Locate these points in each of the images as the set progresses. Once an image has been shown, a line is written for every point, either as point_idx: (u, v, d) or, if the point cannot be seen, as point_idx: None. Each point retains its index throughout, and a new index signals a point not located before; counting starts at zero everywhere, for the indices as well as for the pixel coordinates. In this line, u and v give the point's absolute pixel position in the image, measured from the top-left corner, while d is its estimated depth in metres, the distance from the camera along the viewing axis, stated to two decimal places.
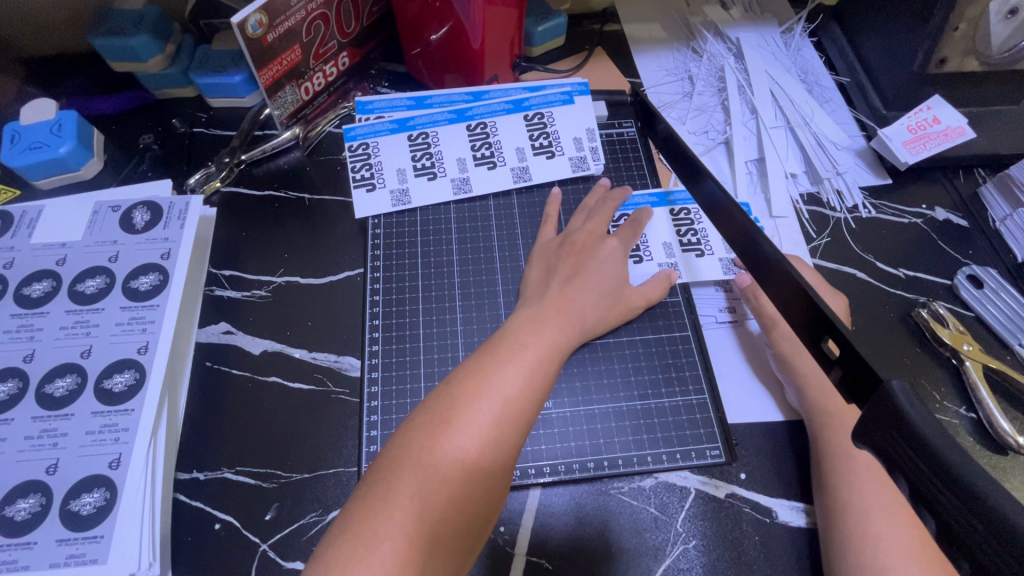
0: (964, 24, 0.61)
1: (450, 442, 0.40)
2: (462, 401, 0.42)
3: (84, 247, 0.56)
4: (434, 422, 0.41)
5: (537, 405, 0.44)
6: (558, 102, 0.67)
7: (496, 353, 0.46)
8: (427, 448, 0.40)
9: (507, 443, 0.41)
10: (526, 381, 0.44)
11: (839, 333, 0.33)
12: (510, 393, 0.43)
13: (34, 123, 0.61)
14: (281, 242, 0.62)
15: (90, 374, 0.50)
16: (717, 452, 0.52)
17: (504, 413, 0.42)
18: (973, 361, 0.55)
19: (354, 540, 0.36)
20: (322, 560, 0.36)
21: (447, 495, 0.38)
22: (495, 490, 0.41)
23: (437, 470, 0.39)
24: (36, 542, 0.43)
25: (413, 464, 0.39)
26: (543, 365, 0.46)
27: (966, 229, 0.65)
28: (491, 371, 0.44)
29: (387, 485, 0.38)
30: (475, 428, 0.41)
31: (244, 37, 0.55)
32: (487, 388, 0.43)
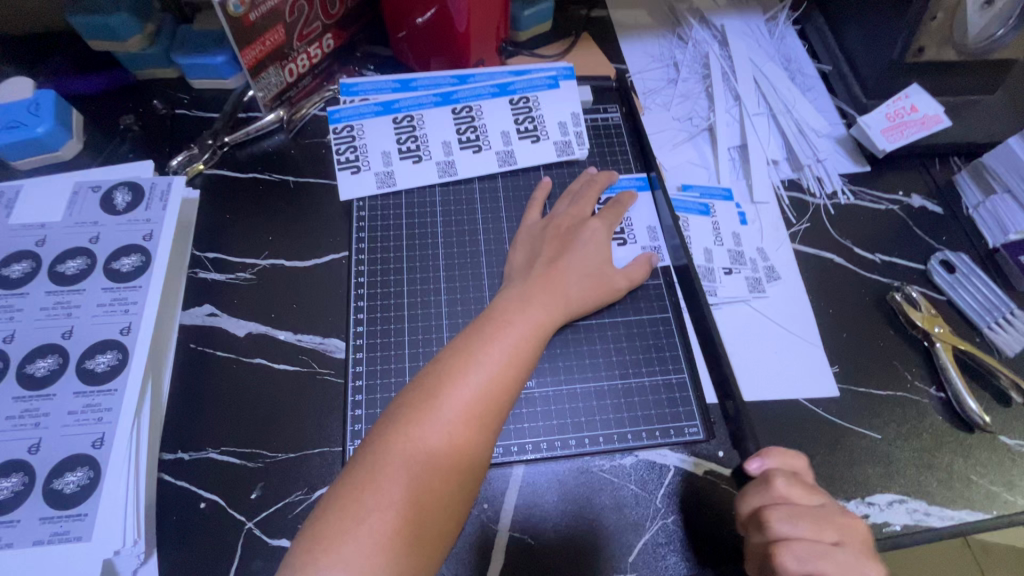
0: (942, 14, 0.62)
1: (436, 418, 0.41)
2: (448, 378, 0.43)
3: (64, 227, 0.55)
4: (420, 398, 0.42)
5: (520, 380, 0.45)
6: (544, 87, 0.67)
7: (482, 331, 0.47)
8: (413, 424, 0.40)
9: (491, 418, 0.42)
10: (511, 357, 0.45)
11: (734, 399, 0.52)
12: (496, 371, 0.44)
13: (10, 103, 0.59)
14: (266, 224, 0.62)
15: (72, 354, 0.49)
16: (695, 429, 0.53)
17: (489, 389, 0.43)
18: (943, 343, 0.57)
19: (343, 512, 0.37)
20: (312, 533, 0.37)
21: (433, 471, 0.39)
22: (481, 464, 0.42)
23: (423, 444, 0.40)
24: (19, 520, 0.43)
25: (400, 439, 0.40)
26: (527, 341, 0.47)
27: (940, 216, 0.67)
28: (477, 348, 0.45)
29: (375, 459, 0.39)
30: (462, 403, 0.42)
31: (226, 16, 0.54)
32: (472, 364, 0.44)
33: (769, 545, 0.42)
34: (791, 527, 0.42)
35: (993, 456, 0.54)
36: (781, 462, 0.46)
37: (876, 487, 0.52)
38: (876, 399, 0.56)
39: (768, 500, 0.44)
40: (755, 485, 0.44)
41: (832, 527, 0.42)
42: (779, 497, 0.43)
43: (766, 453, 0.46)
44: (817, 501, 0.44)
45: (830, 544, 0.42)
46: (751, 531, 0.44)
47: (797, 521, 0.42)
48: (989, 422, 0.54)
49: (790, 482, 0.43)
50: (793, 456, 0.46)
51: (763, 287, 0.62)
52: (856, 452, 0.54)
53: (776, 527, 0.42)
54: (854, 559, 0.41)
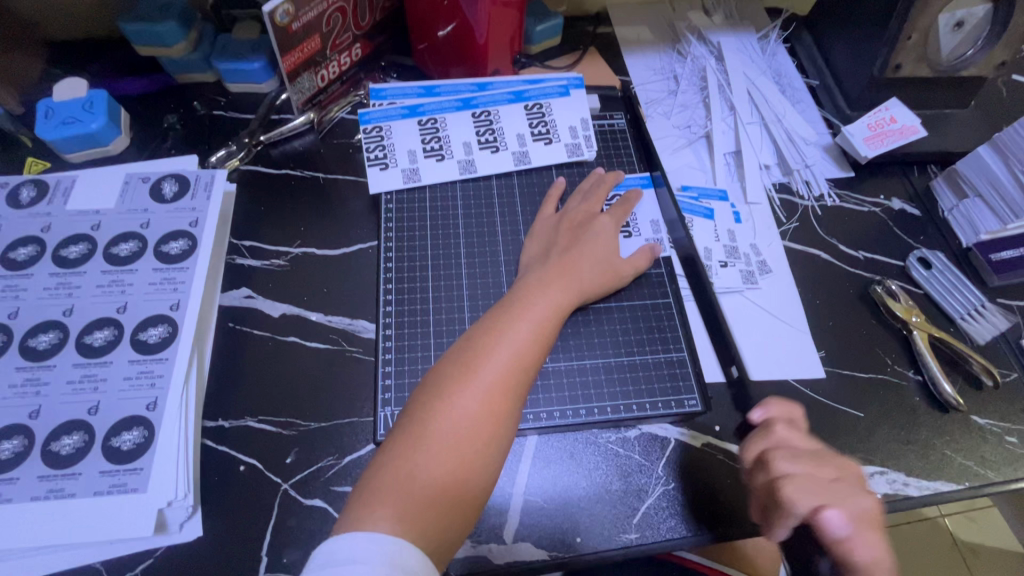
0: (916, 35, 0.68)
1: (473, 387, 0.46)
2: (481, 353, 0.48)
3: (117, 214, 0.60)
4: (457, 370, 0.47)
5: (543, 355, 0.50)
6: (555, 94, 0.73)
7: (508, 312, 0.52)
8: (454, 393, 0.46)
9: (519, 388, 0.47)
10: (535, 335, 0.50)
11: (737, 364, 0.60)
12: (523, 346, 0.49)
13: (67, 101, 0.65)
14: (297, 216, 0.68)
15: (126, 327, 0.54)
16: (694, 402, 0.58)
17: (517, 360, 0.48)
18: (920, 331, 0.63)
19: (395, 471, 0.42)
20: (368, 489, 0.42)
21: (473, 433, 0.44)
22: (512, 429, 0.47)
23: (461, 412, 0.45)
24: (81, 473, 0.47)
25: (441, 408, 0.45)
26: (548, 321, 0.52)
27: (918, 217, 0.73)
28: (505, 325, 0.50)
29: (421, 425, 0.44)
30: (494, 373, 0.47)
31: (272, 25, 0.60)
32: (502, 341, 0.49)
33: (774, 481, 0.48)
34: (793, 466, 0.48)
35: (966, 434, 0.59)
36: (779, 412, 0.54)
37: (858, 459, 0.57)
38: (859, 381, 0.62)
39: (769, 444, 0.51)
40: (756, 434, 0.52)
41: (831, 465, 0.48)
42: (778, 441, 0.51)
43: (766, 406, 0.54)
44: (814, 446, 0.51)
45: (829, 479, 0.47)
46: (755, 472, 0.50)
47: (797, 459, 0.48)
48: (962, 403, 0.59)
49: (788, 428, 0.52)
50: (789, 407, 0.55)
51: (756, 279, 0.67)
52: (841, 428, 0.59)
53: (779, 465, 0.48)
54: (852, 490, 0.47)
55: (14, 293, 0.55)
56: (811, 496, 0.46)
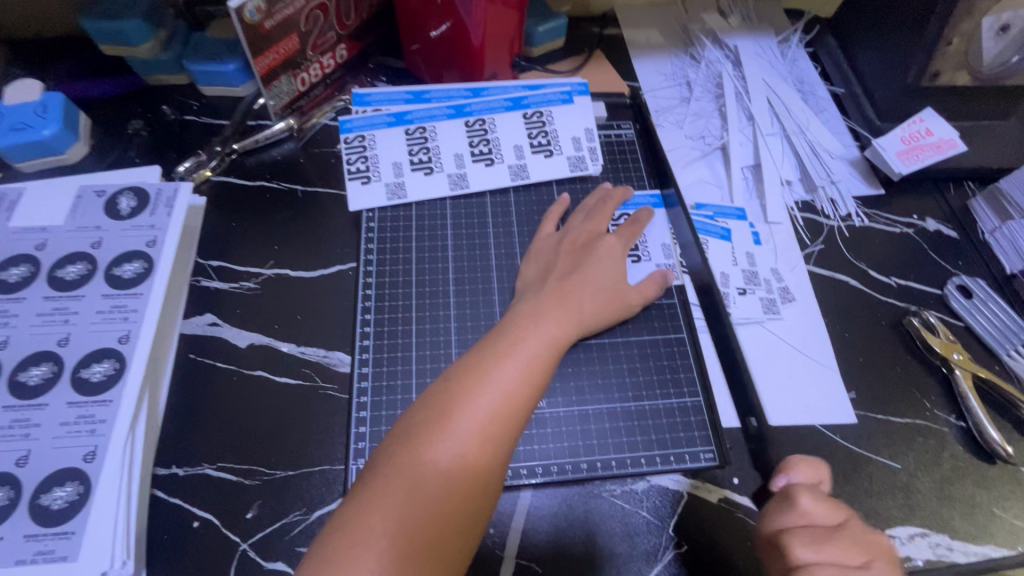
0: (959, 40, 0.62)
1: (451, 432, 0.39)
2: (462, 397, 0.41)
3: (67, 231, 0.54)
4: (434, 412, 0.41)
5: (534, 399, 0.44)
6: (558, 101, 0.67)
7: (495, 348, 0.45)
8: (426, 444, 0.39)
9: (505, 438, 0.41)
10: (525, 375, 0.44)
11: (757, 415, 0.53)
12: (513, 385, 0.43)
13: (18, 104, 0.59)
14: (271, 234, 0.61)
15: (67, 363, 0.47)
16: (711, 454, 0.51)
17: (503, 404, 0.41)
18: (963, 370, 0.56)
19: (349, 537, 0.36)
20: (322, 551, 0.36)
21: (447, 492, 0.38)
22: (495, 487, 0.40)
23: (433, 468, 0.38)
24: (2, 537, 0.41)
25: (409, 461, 0.38)
26: (541, 358, 0.45)
27: (955, 240, 0.66)
28: (492, 360, 0.44)
29: (384, 481, 0.38)
30: (477, 417, 0.40)
31: (241, 23, 0.54)
32: (485, 382, 0.42)
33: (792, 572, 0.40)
34: (815, 552, 0.40)
35: (1016, 490, 0.52)
36: (807, 476, 0.45)
37: (895, 518, 0.50)
38: (894, 427, 0.55)
39: (793, 520, 0.42)
40: (778, 504, 0.43)
41: (858, 547, 0.40)
42: (804, 516, 0.42)
43: (790, 469, 0.46)
44: (841, 519, 0.42)
45: (858, 567, 0.39)
46: (772, 557, 0.42)
47: (821, 545, 0.40)
48: (1012, 454, 0.53)
49: (815, 498, 0.42)
50: (817, 469, 0.46)
51: (778, 309, 0.60)
52: (874, 482, 0.52)
53: (799, 552, 0.40)
54: None
55: None
56: None
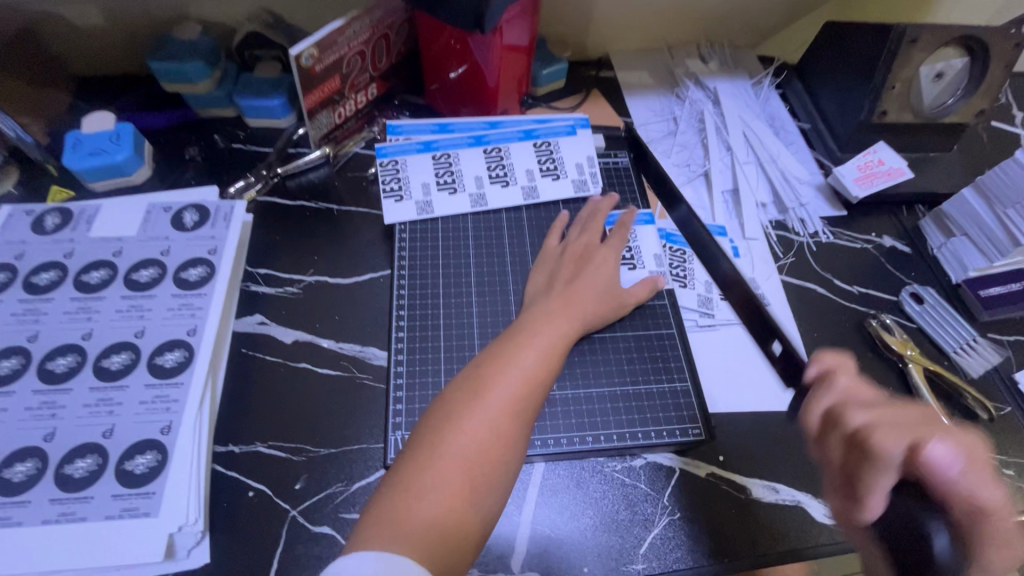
0: (900, 84, 0.74)
1: (473, 424, 0.46)
2: (491, 379, 0.49)
3: (139, 241, 0.62)
4: (457, 408, 0.47)
5: (550, 383, 0.52)
6: (563, 134, 0.77)
7: (516, 341, 0.53)
8: (464, 417, 0.47)
9: (527, 414, 0.49)
10: (542, 362, 0.52)
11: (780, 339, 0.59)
12: (524, 382, 0.50)
13: (95, 132, 0.68)
14: (312, 246, 0.70)
15: (143, 351, 0.55)
16: (698, 431, 0.58)
17: (526, 386, 0.49)
18: (915, 363, 0.64)
19: (405, 493, 0.43)
20: (383, 504, 0.43)
21: (483, 456, 0.45)
22: (520, 454, 0.48)
23: (471, 437, 0.46)
24: (93, 496, 0.48)
25: (451, 431, 0.46)
26: (554, 350, 0.54)
27: (908, 255, 0.76)
28: (511, 355, 0.51)
29: (431, 448, 0.45)
30: (506, 395, 0.48)
31: (297, 67, 0.64)
32: (510, 368, 0.50)
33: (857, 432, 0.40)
34: (867, 416, 0.40)
35: None
36: (837, 363, 0.49)
37: None
38: None
39: (836, 398, 0.44)
40: (822, 391, 0.45)
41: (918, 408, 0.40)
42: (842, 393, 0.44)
43: (821, 359, 0.50)
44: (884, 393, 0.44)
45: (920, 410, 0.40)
46: (828, 432, 0.42)
47: (882, 419, 0.39)
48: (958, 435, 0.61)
49: (853, 377, 0.46)
50: (847, 359, 0.49)
51: (755, 313, 0.69)
52: None
53: (854, 419, 0.40)
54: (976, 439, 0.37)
55: (35, 316, 0.56)
56: (900, 436, 0.37)
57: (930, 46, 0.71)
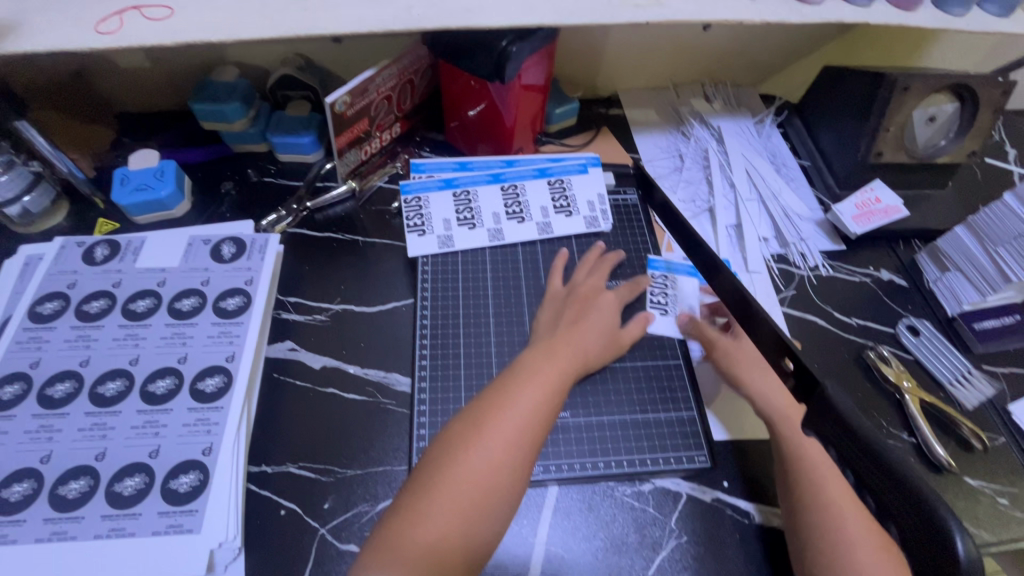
0: (894, 127, 0.78)
1: (473, 463, 0.49)
2: (490, 414, 0.53)
3: (181, 272, 0.67)
4: (458, 446, 0.51)
5: (548, 418, 0.55)
6: (575, 172, 0.82)
7: (516, 378, 0.57)
8: (462, 450, 0.50)
9: (525, 447, 0.52)
10: (540, 398, 0.55)
11: (794, 353, 0.47)
12: (525, 424, 0.53)
13: (141, 170, 0.73)
14: (338, 276, 0.74)
15: (186, 377, 0.59)
16: (703, 458, 0.62)
17: (523, 421, 0.53)
18: (912, 396, 0.67)
19: (405, 520, 0.47)
20: (386, 530, 0.47)
21: (479, 487, 0.49)
22: (517, 485, 0.51)
23: (468, 468, 0.49)
24: (140, 513, 0.52)
25: (450, 463, 0.50)
26: (553, 386, 0.57)
27: (905, 288, 0.80)
28: (511, 392, 0.55)
29: (430, 478, 0.49)
30: (503, 430, 0.52)
31: (332, 113, 0.69)
32: (509, 403, 0.54)
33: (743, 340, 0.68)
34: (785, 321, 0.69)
35: (960, 495, 0.63)
36: None
37: None
38: None
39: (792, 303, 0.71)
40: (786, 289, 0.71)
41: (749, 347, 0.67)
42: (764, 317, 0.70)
43: None
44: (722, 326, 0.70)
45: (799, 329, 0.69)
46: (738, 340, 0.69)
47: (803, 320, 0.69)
48: (953, 464, 0.64)
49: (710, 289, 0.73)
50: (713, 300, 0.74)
51: None
52: None
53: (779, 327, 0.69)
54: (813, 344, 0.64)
55: (87, 342, 0.60)
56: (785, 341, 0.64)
57: (922, 93, 0.76)
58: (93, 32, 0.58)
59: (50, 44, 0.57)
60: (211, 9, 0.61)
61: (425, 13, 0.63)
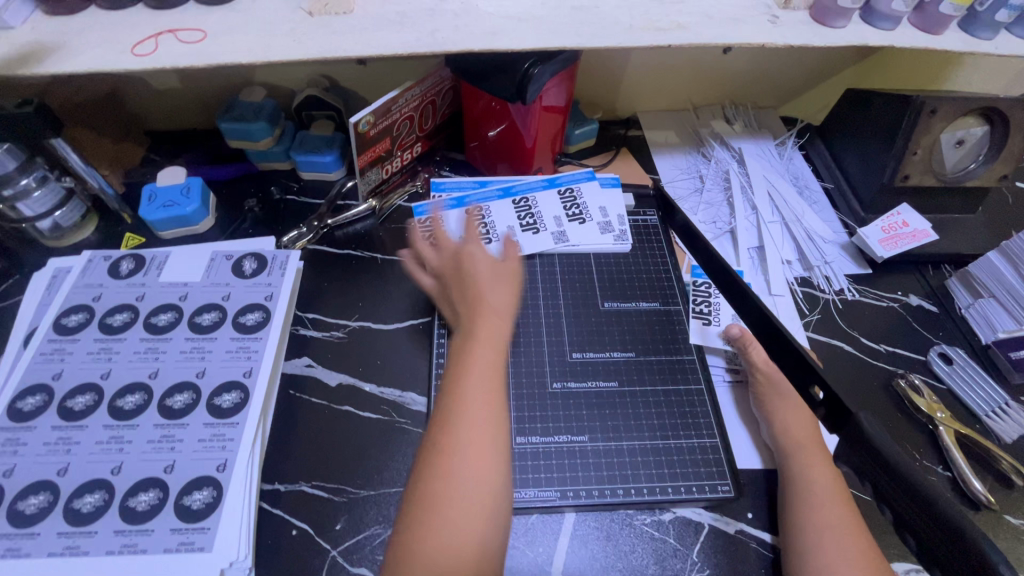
0: (921, 150, 0.77)
1: (460, 491, 0.47)
2: (450, 436, 0.49)
3: (203, 286, 0.67)
4: (433, 480, 0.47)
5: (504, 414, 0.52)
6: (584, 178, 0.83)
7: (455, 386, 0.52)
8: (439, 481, 0.47)
9: (497, 454, 0.49)
10: (490, 398, 0.52)
11: (823, 381, 0.44)
12: (481, 430, 0.50)
13: (168, 187, 0.75)
14: (356, 293, 0.74)
15: (203, 392, 0.59)
16: (726, 487, 0.59)
17: (484, 430, 0.50)
18: (947, 427, 0.64)
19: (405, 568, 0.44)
20: None
21: (475, 512, 0.46)
22: (507, 491, 0.50)
23: (456, 497, 0.47)
24: (153, 530, 0.51)
25: (434, 498, 0.46)
26: (496, 380, 0.53)
27: (936, 314, 0.77)
28: (462, 405, 0.51)
29: (417, 521, 0.46)
30: (471, 445, 0.49)
31: (355, 133, 0.70)
32: (466, 416, 0.50)
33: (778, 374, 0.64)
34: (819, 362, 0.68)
35: (1001, 535, 0.59)
36: None
37: (892, 554, 0.55)
38: None
39: None
40: None
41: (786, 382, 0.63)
42: None
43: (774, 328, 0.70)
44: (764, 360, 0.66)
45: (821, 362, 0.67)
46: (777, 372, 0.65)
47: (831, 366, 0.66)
48: (993, 501, 0.60)
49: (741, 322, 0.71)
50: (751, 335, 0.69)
51: None
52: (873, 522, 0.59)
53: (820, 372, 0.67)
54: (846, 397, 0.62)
55: (108, 355, 0.61)
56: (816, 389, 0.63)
57: (950, 116, 0.74)
58: (129, 54, 0.60)
59: (89, 65, 0.59)
60: (243, 32, 0.63)
61: (449, 37, 0.64)
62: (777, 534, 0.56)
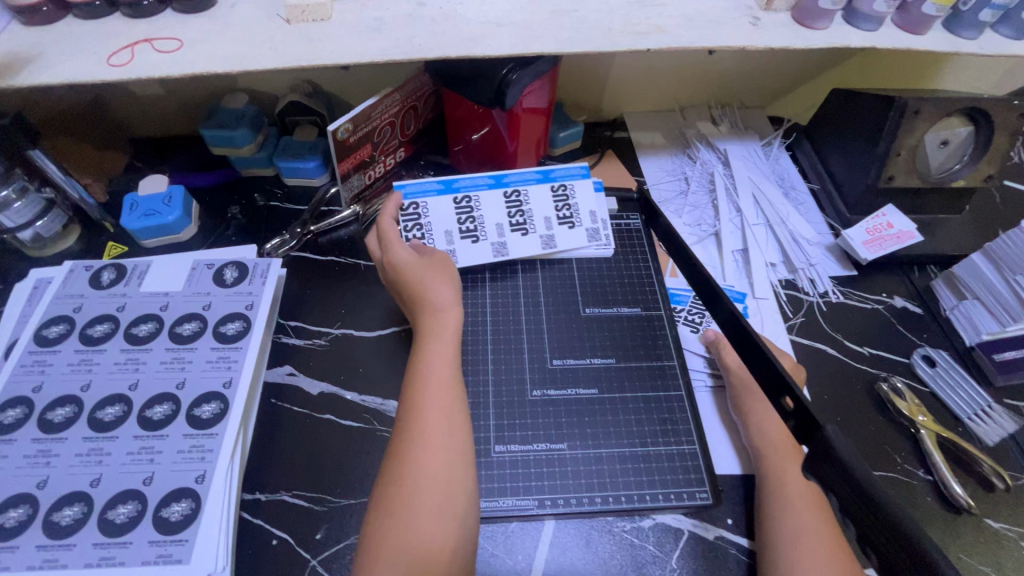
0: (905, 151, 0.76)
1: (417, 517, 0.49)
2: (407, 462, 0.51)
3: (184, 296, 0.67)
4: (392, 505, 0.49)
5: (462, 437, 0.55)
6: (579, 175, 0.79)
7: (410, 413, 0.55)
8: (399, 507, 0.49)
9: (454, 477, 0.52)
10: (444, 421, 0.54)
11: (793, 393, 0.45)
12: (440, 459, 0.52)
13: (150, 195, 0.75)
14: (339, 300, 0.74)
15: (183, 402, 0.59)
16: (705, 495, 0.60)
17: (439, 453, 0.52)
18: (928, 431, 0.64)
19: None
20: None
21: (434, 536, 0.48)
22: (470, 513, 0.51)
23: (415, 522, 0.48)
24: (131, 542, 0.51)
25: (394, 524, 0.49)
26: (451, 403, 0.56)
27: (920, 316, 0.77)
28: (416, 431, 0.53)
29: (378, 546, 0.48)
30: (427, 469, 0.51)
31: (335, 140, 0.69)
32: (421, 442, 0.53)
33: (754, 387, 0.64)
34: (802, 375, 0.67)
35: (981, 538, 0.59)
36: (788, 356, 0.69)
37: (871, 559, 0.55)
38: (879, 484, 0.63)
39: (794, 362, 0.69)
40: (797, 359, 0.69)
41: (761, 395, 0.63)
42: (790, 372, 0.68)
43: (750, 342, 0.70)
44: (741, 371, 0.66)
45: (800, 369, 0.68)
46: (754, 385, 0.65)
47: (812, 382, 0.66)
48: (973, 505, 0.60)
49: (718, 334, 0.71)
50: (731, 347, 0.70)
51: None
52: None
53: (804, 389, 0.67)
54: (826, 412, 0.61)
55: (88, 366, 0.61)
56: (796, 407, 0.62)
57: (934, 116, 0.74)
58: (104, 65, 0.60)
59: (63, 76, 0.59)
60: (219, 41, 0.63)
61: (426, 43, 0.63)
62: (755, 540, 0.57)
